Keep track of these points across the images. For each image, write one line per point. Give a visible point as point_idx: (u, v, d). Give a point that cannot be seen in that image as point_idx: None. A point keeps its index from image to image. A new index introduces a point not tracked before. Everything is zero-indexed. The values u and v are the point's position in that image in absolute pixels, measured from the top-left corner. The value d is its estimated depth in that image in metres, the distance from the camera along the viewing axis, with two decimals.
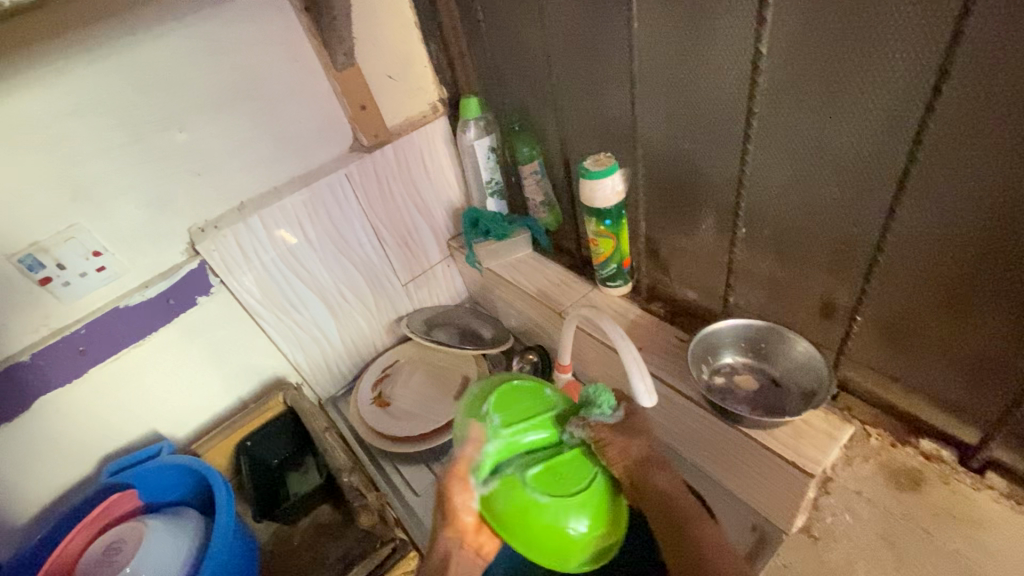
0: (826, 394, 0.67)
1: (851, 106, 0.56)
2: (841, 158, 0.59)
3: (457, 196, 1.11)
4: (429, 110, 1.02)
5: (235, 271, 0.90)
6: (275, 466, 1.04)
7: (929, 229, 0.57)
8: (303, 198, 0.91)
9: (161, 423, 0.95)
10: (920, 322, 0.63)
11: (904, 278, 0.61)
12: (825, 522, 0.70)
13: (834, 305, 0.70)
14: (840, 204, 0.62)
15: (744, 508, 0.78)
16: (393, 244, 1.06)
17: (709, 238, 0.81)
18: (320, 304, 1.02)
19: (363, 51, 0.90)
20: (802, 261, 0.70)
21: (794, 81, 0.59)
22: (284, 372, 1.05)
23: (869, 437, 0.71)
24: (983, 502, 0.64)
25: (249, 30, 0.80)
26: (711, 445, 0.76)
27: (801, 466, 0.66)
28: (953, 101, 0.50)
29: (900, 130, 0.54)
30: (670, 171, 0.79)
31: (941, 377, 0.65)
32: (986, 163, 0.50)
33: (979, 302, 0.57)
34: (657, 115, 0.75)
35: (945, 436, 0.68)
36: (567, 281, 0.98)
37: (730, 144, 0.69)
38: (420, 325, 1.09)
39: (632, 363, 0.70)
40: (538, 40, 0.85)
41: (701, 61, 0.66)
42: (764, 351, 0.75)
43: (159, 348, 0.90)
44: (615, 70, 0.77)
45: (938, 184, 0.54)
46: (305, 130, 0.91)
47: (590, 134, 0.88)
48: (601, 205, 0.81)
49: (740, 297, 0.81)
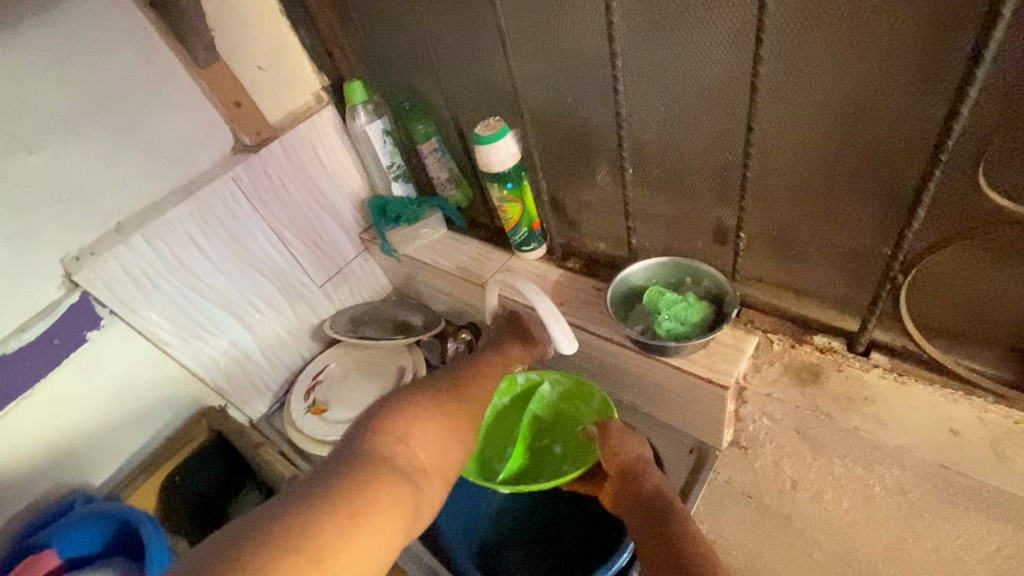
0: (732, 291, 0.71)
1: (699, 35, 0.59)
2: (702, 85, 0.63)
3: (360, 186, 1.07)
4: (313, 102, 0.98)
5: (126, 299, 0.83)
6: (208, 496, 1.00)
7: (785, 140, 0.62)
8: (189, 209, 0.86)
9: (74, 475, 0.88)
10: (796, 229, 0.68)
11: (775, 190, 0.66)
12: (749, 430, 0.77)
13: (724, 230, 0.75)
14: (709, 130, 0.66)
15: (679, 434, 0.83)
16: (300, 246, 1.01)
17: (606, 187, 0.83)
18: (232, 320, 0.97)
19: (227, 45, 0.85)
20: (688, 193, 0.75)
21: (646, 19, 0.62)
22: (206, 398, 0.99)
23: (772, 343, 0.76)
24: (872, 379, 0.69)
25: (92, 34, 0.73)
26: (636, 381, 0.81)
27: (715, 380, 0.71)
28: (780, 16, 0.54)
29: (743, 51, 0.58)
30: (559, 127, 0.80)
31: (823, 277, 0.71)
32: (819, 67, 0.55)
33: (840, 198, 0.62)
34: (534, 72, 0.76)
35: (833, 329, 0.74)
36: (484, 253, 0.99)
37: (605, 90, 0.71)
38: (345, 325, 1.07)
39: (548, 314, 0.74)
40: (407, 14, 0.83)
41: (565, 10, 0.67)
42: (676, 282, 0.78)
43: (53, 395, 0.82)
44: (486, 32, 0.77)
45: (786, 98, 0.59)
46: (178, 138, 0.85)
47: (478, 102, 0.88)
48: (498, 168, 0.81)
49: (643, 239, 0.85)
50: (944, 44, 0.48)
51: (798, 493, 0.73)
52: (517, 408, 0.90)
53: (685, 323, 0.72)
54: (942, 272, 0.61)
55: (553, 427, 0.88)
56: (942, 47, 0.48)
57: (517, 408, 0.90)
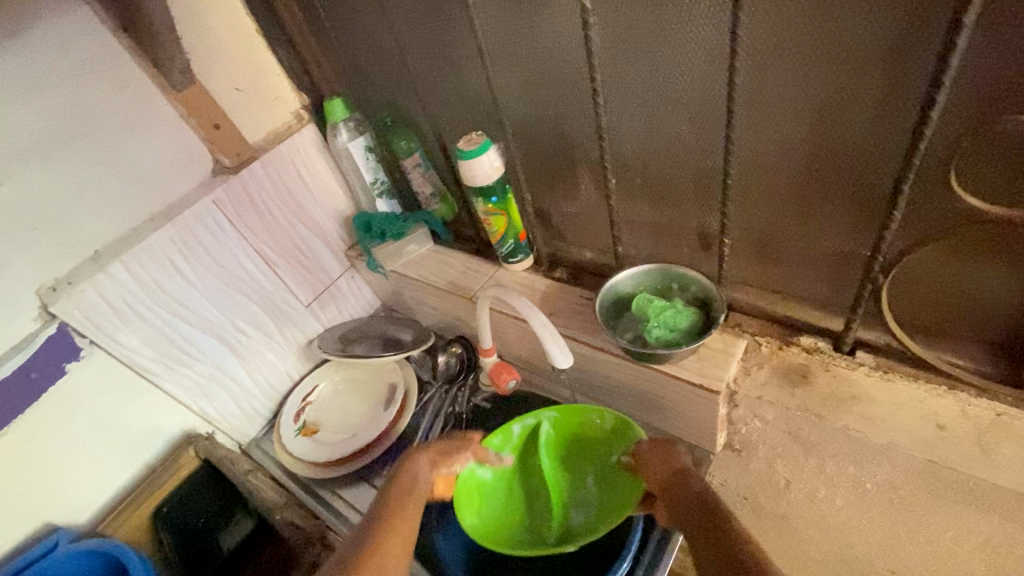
0: (721, 296, 0.72)
1: (675, 46, 0.61)
2: (680, 96, 0.64)
3: (344, 203, 1.06)
4: (293, 120, 0.97)
5: (107, 328, 0.82)
6: (201, 525, 0.99)
7: (765, 147, 0.63)
8: (169, 234, 0.84)
9: (55, 512, 0.85)
10: (778, 233, 0.69)
11: (757, 196, 0.67)
12: (741, 433, 0.78)
13: (709, 235, 0.76)
14: (690, 140, 0.67)
15: (674, 440, 0.84)
16: (285, 266, 1.00)
17: (590, 197, 0.84)
18: (216, 344, 0.95)
19: (202, 68, 0.84)
20: (673, 200, 0.75)
21: (622, 32, 0.63)
22: (192, 425, 0.97)
23: (760, 346, 0.77)
24: (857, 377, 0.70)
25: (61, 60, 0.72)
26: (629, 388, 0.82)
27: (706, 386, 0.71)
28: (753, 25, 0.55)
29: (719, 62, 0.59)
30: (542, 140, 0.81)
31: (807, 278, 0.72)
32: (794, 75, 0.56)
33: (821, 201, 0.63)
34: (514, 87, 0.77)
35: (820, 330, 0.75)
36: (471, 267, 0.98)
37: (585, 103, 0.72)
38: (335, 344, 1.05)
39: (543, 328, 0.75)
40: (385, 31, 0.83)
41: (542, 24, 0.68)
42: (663, 289, 0.78)
43: (32, 430, 0.79)
44: (465, 49, 0.78)
45: (762, 106, 0.60)
46: (155, 162, 0.83)
47: (460, 117, 0.88)
48: (482, 182, 0.81)
49: (629, 247, 0.85)
50: (913, 50, 0.49)
51: (791, 492, 0.76)
52: (524, 452, 0.86)
53: (675, 330, 0.73)
54: (921, 270, 0.63)
55: (570, 459, 0.86)
56: (910, 53, 0.50)
57: (526, 455, 0.86)
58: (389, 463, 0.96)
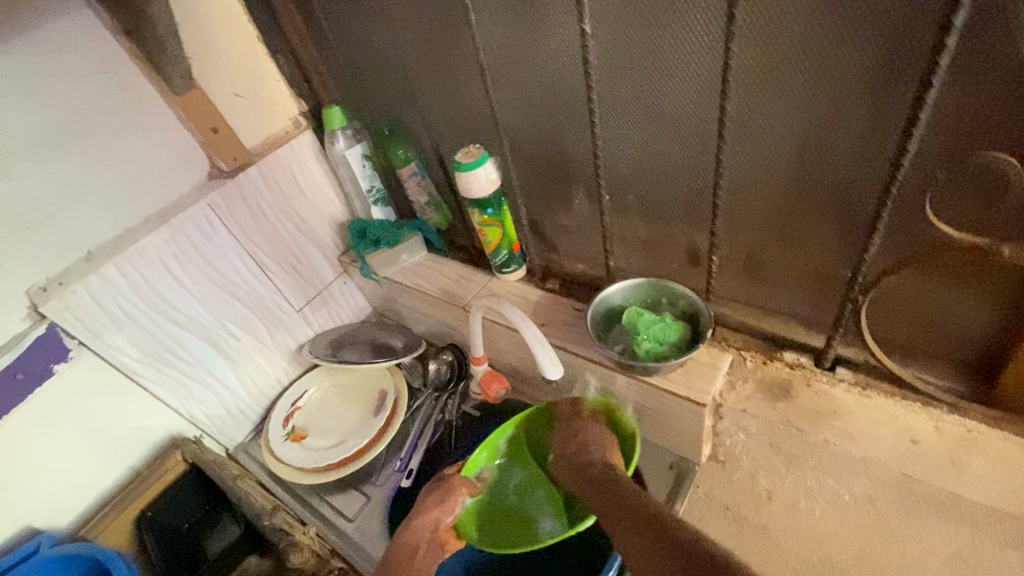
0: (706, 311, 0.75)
1: (669, 73, 0.63)
2: (673, 120, 0.67)
3: (339, 210, 1.07)
4: (291, 126, 0.98)
5: (100, 331, 0.82)
6: (185, 530, 0.97)
7: (752, 172, 0.66)
8: (164, 237, 0.84)
9: (37, 515, 0.84)
10: (763, 253, 0.72)
11: (744, 218, 0.70)
12: (726, 444, 0.80)
13: (698, 252, 0.79)
14: (684, 161, 0.70)
15: (661, 450, 0.86)
16: (278, 271, 1.00)
17: (584, 212, 0.86)
18: (207, 347, 0.95)
19: (203, 73, 0.84)
20: (663, 219, 0.78)
21: (619, 58, 0.65)
22: (179, 429, 0.97)
23: (745, 360, 0.80)
24: (836, 393, 0.74)
25: (61, 61, 0.72)
26: (617, 399, 0.84)
27: (693, 398, 0.73)
28: (743, 58, 0.58)
29: (711, 90, 0.62)
30: (538, 156, 0.83)
31: (790, 296, 0.75)
32: (780, 107, 0.59)
33: (804, 224, 0.66)
34: (514, 103, 0.79)
35: (801, 345, 0.79)
36: (465, 276, 1.00)
37: (583, 123, 0.75)
38: (325, 349, 1.05)
39: (535, 339, 0.76)
40: (387, 45, 0.85)
41: (543, 45, 0.70)
42: (653, 303, 0.80)
43: (16, 432, 0.78)
44: (467, 66, 0.80)
45: (751, 135, 0.63)
46: (151, 164, 0.84)
47: (459, 130, 0.90)
48: (478, 194, 0.83)
49: (620, 260, 0.88)
50: (893, 86, 0.52)
51: (773, 503, 0.76)
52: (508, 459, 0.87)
53: (664, 343, 0.75)
54: (897, 293, 0.66)
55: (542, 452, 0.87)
56: (889, 89, 0.53)
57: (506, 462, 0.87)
58: (380, 470, 0.98)
